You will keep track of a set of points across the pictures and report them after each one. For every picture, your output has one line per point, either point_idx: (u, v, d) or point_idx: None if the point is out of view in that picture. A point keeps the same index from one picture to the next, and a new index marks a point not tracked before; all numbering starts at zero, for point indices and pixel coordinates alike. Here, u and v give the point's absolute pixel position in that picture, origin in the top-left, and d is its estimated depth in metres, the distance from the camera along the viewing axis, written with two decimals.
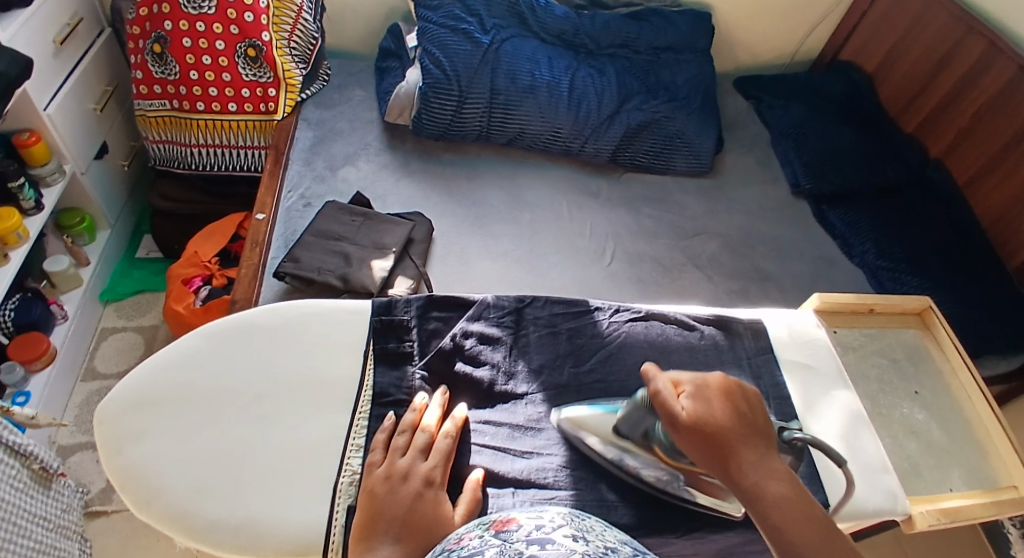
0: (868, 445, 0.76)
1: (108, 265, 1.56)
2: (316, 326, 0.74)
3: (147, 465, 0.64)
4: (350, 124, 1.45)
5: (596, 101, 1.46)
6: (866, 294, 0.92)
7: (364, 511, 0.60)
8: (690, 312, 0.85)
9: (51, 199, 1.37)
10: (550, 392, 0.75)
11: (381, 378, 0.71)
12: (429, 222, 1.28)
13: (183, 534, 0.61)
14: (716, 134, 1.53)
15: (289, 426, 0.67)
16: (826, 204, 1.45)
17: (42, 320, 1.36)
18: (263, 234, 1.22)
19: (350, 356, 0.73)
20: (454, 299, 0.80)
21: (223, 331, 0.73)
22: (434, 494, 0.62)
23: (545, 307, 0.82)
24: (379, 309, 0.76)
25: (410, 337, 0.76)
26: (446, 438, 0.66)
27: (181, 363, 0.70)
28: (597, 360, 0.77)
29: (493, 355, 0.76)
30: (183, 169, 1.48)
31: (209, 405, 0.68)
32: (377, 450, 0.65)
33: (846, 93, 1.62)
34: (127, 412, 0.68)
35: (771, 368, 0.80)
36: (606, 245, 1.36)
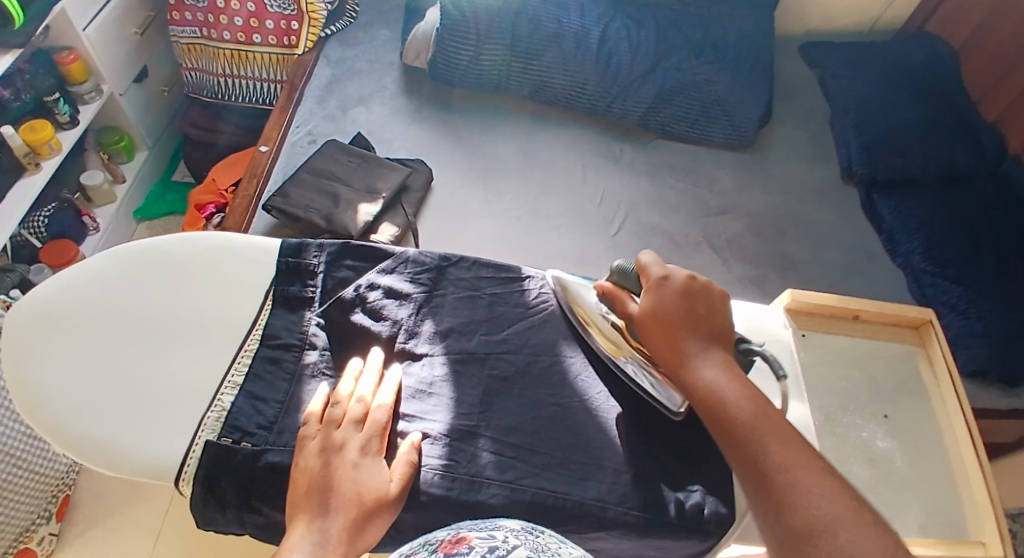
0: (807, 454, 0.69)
1: (143, 186, 1.64)
2: (225, 260, 0.74)
3: (37, 376, 0.64)
4: (371, 64, 1.42)
5: (628, 56, 1.37)
6: (854, 299, 0.85)
7: (299, 489, 0.56)
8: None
9: (87, 116, 1.43)
10: (453, 357, 0.70)
11: (275, 320, 0.71)
12: (429, 171, 1.25)
13: (56, 446, 0.61)
14: (762, 103, 1.39)
15: (176, 355, 0.67)
16: (877, 192, 1.30)
17: (73, 231, 1.44)
18: (263, 165, 1.23)
19: (252, 295, 0.73)
20: (371, 251, 0.78)
21: (137, 254, 0.72)
22: (368, 467, 0.58)
23: (471, 268, 0.78)
24: (288, 251, 0.75)
25: (314, 283, 0.75)
26: (382, 408, 0.63)
27: (81, 278, 0.69)
28: (511, 329, 0.73)
29: (397, 312, 0.73)
30: (211, 98, 1.51)
31: (110, 325, 0.67)
32: (310, 423, 0.61)
33: (926, 69, 1.43)
34: (29, 322, 0.66)
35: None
36: (616, 213, 1.27)
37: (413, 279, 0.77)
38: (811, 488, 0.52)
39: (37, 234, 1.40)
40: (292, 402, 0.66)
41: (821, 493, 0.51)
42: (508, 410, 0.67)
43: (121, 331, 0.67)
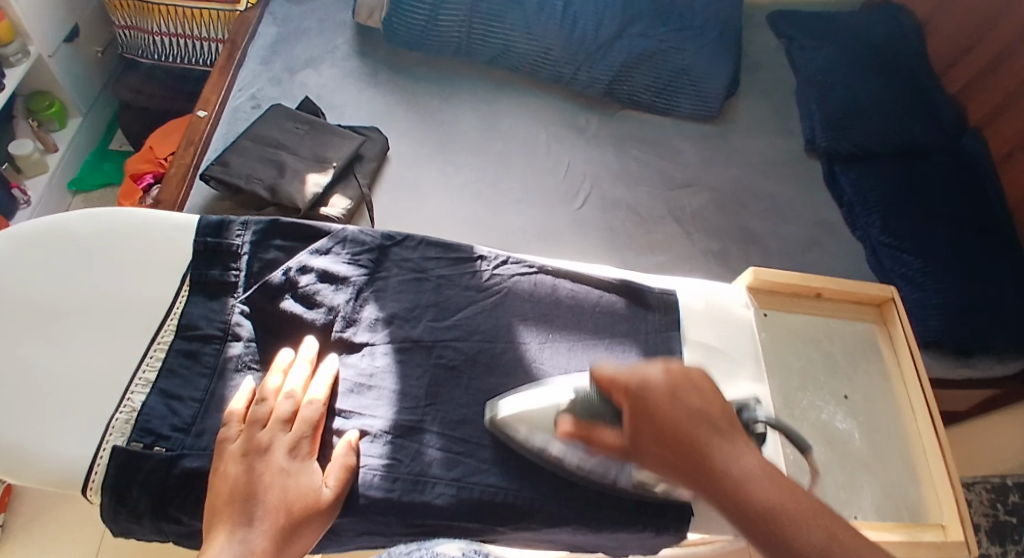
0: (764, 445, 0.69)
1: (78, 155, 1.53)
2: (134, 241, 0.69)
3: None
4: (319, 24, 1.33)
5: (594, 24, 1.30)
6: (814, 276, 0.83)
7: (218, 495, 0.53)
8: (591, 273, 0.75)
9: (14, 79, 1.32)
10: (397, 346, 0.66)
11: (192, 310, 0.66)
12: (385, 139, 1.20)
13: None
14: (730, 72, 1.35)
15: (78, 348, 0.62)
16: (840, 165, 1.26)
17: (3, 204, 1.34)
18: (200, 133, 1.14)
19: (168, 279, 0.68)
20: (300, 229, 0.73)
21: (36, 238, 0.67)
22: (297, 471, 0.56)
23: (417, 248, 0.73)
24: (208, 230, 0.69)
25: (237, 266, 0.69)
26: (314, 407, 0.60)
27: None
28: (460, 314, 0.69)
29: (333, 297, 0.68)
30: (148, 58, 1.41)
31: (3, 317, 0.63)
32: (232, 423, 0.58)
33: (894, 39, 1.40)
34: None
35: (674, 348, 0.71)
36: (578, 187, 1.23)
37: (352, 260, 0.71)
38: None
39: None
40: (214, 399, 0.62)
41: None
42: (456, 401, 0.64)
43: (16, 324, 0.62)
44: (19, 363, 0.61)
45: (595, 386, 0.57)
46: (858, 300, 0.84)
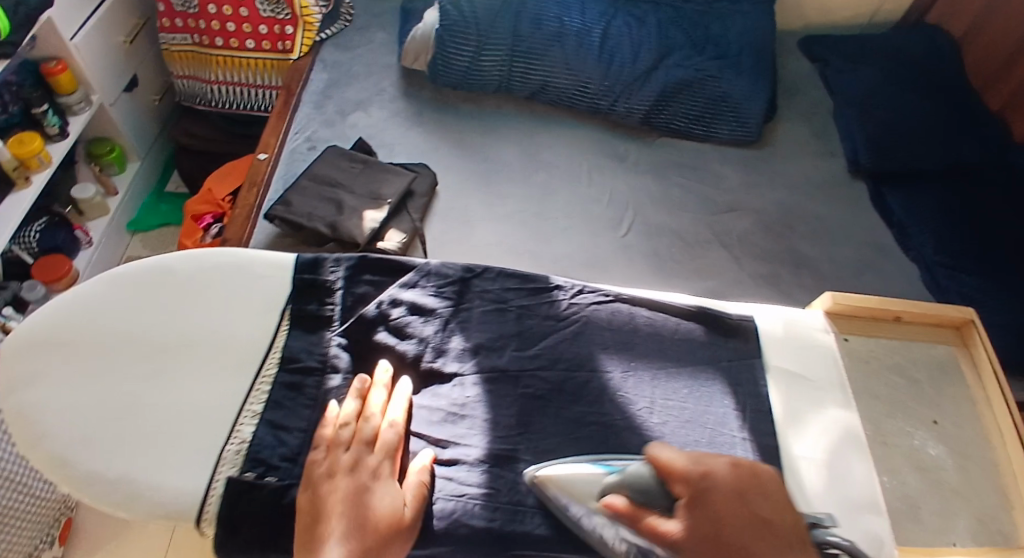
0: (856, 470, 0.69)
1: (136, 198, 1.59)
2: (234, 280, 0.74)
3: (40, 408, 0.64)
4: (366, 69, 1.39)
5: (631, 54, 1.34)
6: (893, 300, 0.86)
7: (309, 516, 0.58)
8: (666, 300, 0.79)
9: (78, 127, 1.39)
10: (485, 374, 0.71)
11: (293, 343, 0.71)
12: (433, 174, 1.23)
13: (63, 484, 0.61)
14: (768, 98, 1.37)
15: (185, 383, 0.67)
16: (886, 185, 1.28)
17: (66, 246, 1.40)
18: (263, 173, 1.19)
19: (267, 315, 0.73)
20: (389, 263, 0.80)
21: (143, 279, 0.73)
22: (382, 488, 0.60)
23: (495, 280, 0.79)
24: (304, 267, 0.76)
25: (331, 300, 0.75)
26: (393, 428, 0.65)
27: (80, 303, 0.70)
28: (543, 343, 0.73)
29: (423, 329, 0.74)
30: (204, 106, 1.48)
31: (116, 353, 0.68)
32: (319, 448, 0.63)
33: (931, 58, 1.41)
34: (32, 352, 0.67)
35: (755, 376, 0.74)
36: (622, 215, 1.25)
37: (437, 292, 0.78)
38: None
39: (28, 249, 1.36)
40: (319, 430, 0.66)
41: None
42: (546, 430, 0.68)
43: (128, 360, 0.67)
44: (132, 398, 0.65)
45: (652, 470, 0.59)
46: (939, 324, 0.86)
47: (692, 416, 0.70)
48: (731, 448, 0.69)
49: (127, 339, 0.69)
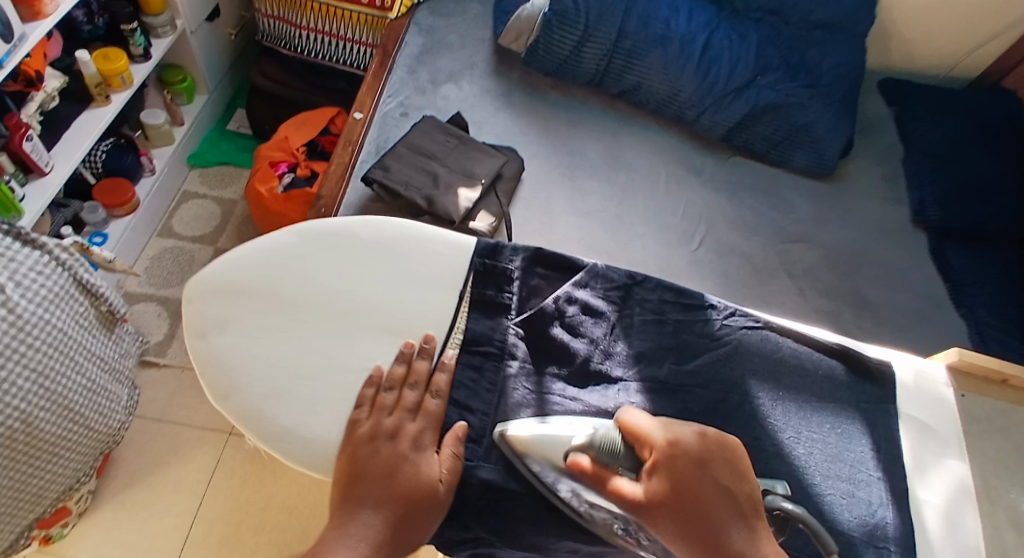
0: (968, 522, 0.76)
1: (200, 131, 1.57)
2: (410, 252, 0.80)
3: (233, 357, 0.73)
4: (461, 39, 1.37)
5: (728, 69, 1.35)
6: (1005, 363, 0.90)
7: (343, 471, 0.66)
8: (812, 335, 0.85)
9: (159, 51, 1.35)
10: (646, 383, 0.78)
11: (475, 326, 0.78)
12: (520, 161, 1.21)
13: (263, 429, 0.70)
14: (848, 136, 1.40)
15: (364, 347, 0.74)
16: (949, 240, 1.34)
17: (131, 171, 1.38)
18: (357, 134, 1.19)
19: (442, 291, 0.79)
20: (564, 260, 0.85)
21: (322, 239, 0.80)
22: (421, 456, 0.66)
23: (655, 290, 0.85)
24: (485, 253, 0.82)
25: (510, 288, 0.81)
26: (438, 399, 0.71)
27: (265, 259, 0.78)
28: (699, 360, 0.80)
29: (593, 329, 0.82)
30: (290, 50, 1.46)
31: (298, 311, 0.75)
32: (364, 406, 0.70)
33: (1007, 122, 1.47)
34: (222, 301, 0.75)
35: (889, 421, 0.80)
36: (696, 229, 1.27)
37: (604, 295, 0.85)
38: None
39: (92, 169, 1.34)
40: (499, 413, 0.73)
41: None
42: None
43: (309, 320, 0.75)
44: (319, 356, 0.74)
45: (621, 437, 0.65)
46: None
47: (834, 450, 0.77)
48: (868, 486, 0.76)
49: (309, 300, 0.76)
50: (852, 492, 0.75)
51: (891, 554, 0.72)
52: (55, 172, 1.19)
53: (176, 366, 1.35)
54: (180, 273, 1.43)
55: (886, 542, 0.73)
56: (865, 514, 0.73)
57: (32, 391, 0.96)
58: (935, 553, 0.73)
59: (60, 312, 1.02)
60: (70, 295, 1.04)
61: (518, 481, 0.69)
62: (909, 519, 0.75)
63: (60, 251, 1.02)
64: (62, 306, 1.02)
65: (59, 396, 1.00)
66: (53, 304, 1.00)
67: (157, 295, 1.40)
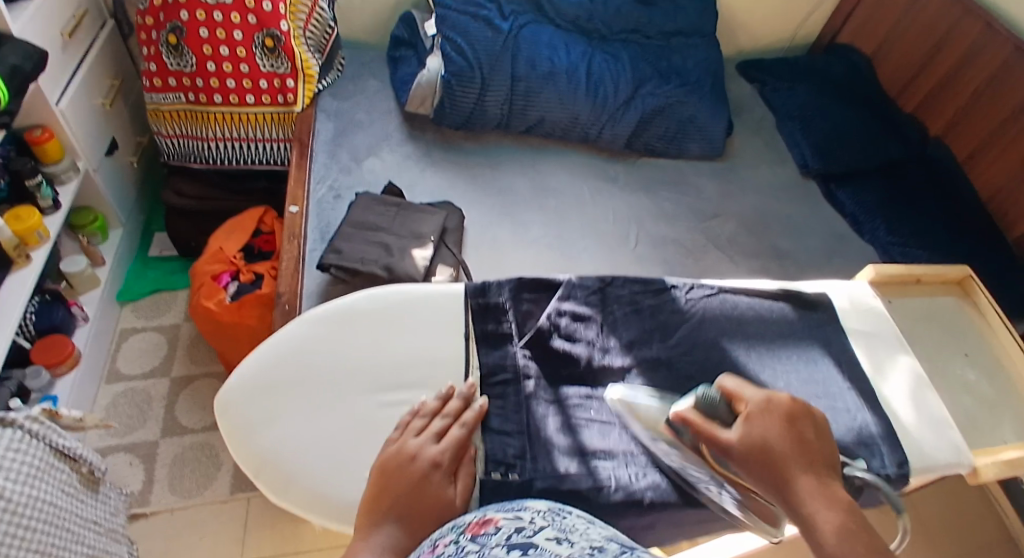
0: (932, 402, 0.88)
1: (122, 265, 1.53)
2: (415, 308, 0.87)
3: (280, 449, 0.76)
4: (368, 116, 1.45)
5: (613, 87, 1.49)
6: (914, 267, 1.06)
7: (372, 488, 0.66)
8: (758, 288, 0.96)
9: (67, 197, 1.33)
10: (645, 364, 0.87)
11: (487, 358, 0.84)
12: (460, 212, 1.28)
13: (330, 505, 0.74)
14: (727, 118, 1.58)
15: (401, 400, 0.79)
16: (835, 183, 1.52)
17: (64, 324, 1.32)
18: (299, 227, 1.21)
19: (454, 335, 0.85)
20: (541, 282, 0.93)
21: (331, 319, 0.85)
22: (441, 477, 0.67)
23: (625, 286, 0.94)
24: (475, 293, 0.89)
25: (507, 318, 0.88)
26: (462, 428, 0.72)
27: (285, 351, 0.82)
28: (681, 333, 0.89)
29: (587, 332, 0.89)
30: (201, 163, 1.47)
31: (328, 387, 0.80)
32: (397, 429, 0.72)
33: (849, 75, 1.71)
34: (255, 401, 0.79)
35: (841, 337, 0.92)
36: (629, 230, 1.38)
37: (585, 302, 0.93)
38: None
39: (24, 334, 1.27)
40: (530, 428, 0.79)
41: None
42: None
43: (342, 391, 0.80)
44: (363, 421, 0.78)
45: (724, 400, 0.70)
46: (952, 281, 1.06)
47: (812, 376, 0.87)
48: (843, 395, 0.86)
49: (336, 374, 0.81)
50: (833, 405, 0.84)
51: (881, 447, 0.81)
52: None
53: (166, 509, 1.24)
54: (142, 414, 1.36)
55: (875, 434, 0.83)
56: (850, 420, 0.83)
57: None
58: (914, 433, 0.84)
59: (45, 484, 0.94)
60: (50, 465, 0.96)
61: (568, 481, 0.75)
62: (886, 414, 0.85)
63: (30, 422, 0.94)
64: (44, 479, 0.94)
65: None
66: (35, 480, 0.92)
67: (124, 443, 1.31)
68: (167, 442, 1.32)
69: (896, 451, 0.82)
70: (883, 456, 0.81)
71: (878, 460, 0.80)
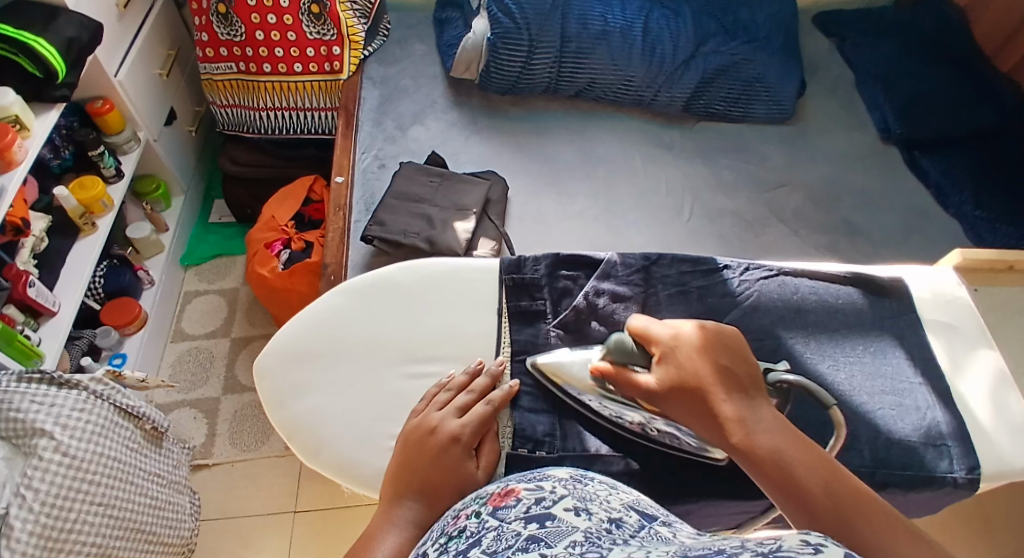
0: (1013, 403, 0.80)
1: (185, 230, 1.60)
2: (447, 281, 0.86)
3: (310, 418, 0.78)
4: (414, 82, 1.43)
5: (671, 45, 1.40)
6: (1006, 252, 0.96)
7: (396, 461, 0.66)
8: (825, 271, 0.89)
9: (130, 166, 1.39)
10: None
11: (519, 336, 0.82)
12: (504, 182, 1.25)
13: (354, 475, 0.75)
14: (799, 76, 1.46)
15: (429, 376, 0.79)
16: (918, 149, 1.40)
17: (131, 286, 1.39)
18: (345, 198, 1.22)
19: (487, 312, 0.84)
20: (581, 259, 0.90)
21: (364, 290, 0.85)
22: (461, 451, 0.66)
23: (672, 265, 0.90)
24: (510, 268, 0.87)
25: (541, 296, 0.86)
26: (487, 404, 0.72)
27: (318, 320, 0.83)
28: (731, 318, 0.84)
29: (626, 312, 0.85)
30: (253, 133, 1.49)
31: (358, 359, 0.81)
32: (423, 401, 0.73)
33: (939, 26, 1.55)
34: (288, 369, 0.81)
35: (915, 329, 0.85)
36: (683, 200, 1.31)
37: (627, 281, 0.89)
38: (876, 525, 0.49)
39: (94, 296, 1.35)
40: (561, 408, 0.78)
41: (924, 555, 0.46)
42: None
43: (371, 363, 0.80)
44: (389, 394, 0.79)
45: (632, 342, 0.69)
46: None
47: (873, 370, 0.81)
48: (913, 392, 0.80)
49: (366, 345, 0.81)
50: (900, 402, 0.79)
51: (952, 448, 0.76)
52: (63, 308, 1.20)
53: (226, 461, 1.31)
54: (205, 372, 1.43)
55: (944, 436, 0.77)
56: (918, 419, 0.78)
57: (101, 522, 0.97)
58: (991, 437, 0.77)
59: (109, 441, 1.02)
60: (114, 423, 1.04)
61: (598, 461, 0.75)
62: (959, 413, 0.79)
63: (94, 384, 1.02)
64: (109, 436, 1.02)
65: (129, 521, 1.02)
66: (100, 436, 1.00)
67: (188, 399, 1.39)
68: (227, 400, 1.39)
69: (967, 457, 0.76)
70: (952, 458, 0.75)
71: (946, 461, 0.75)
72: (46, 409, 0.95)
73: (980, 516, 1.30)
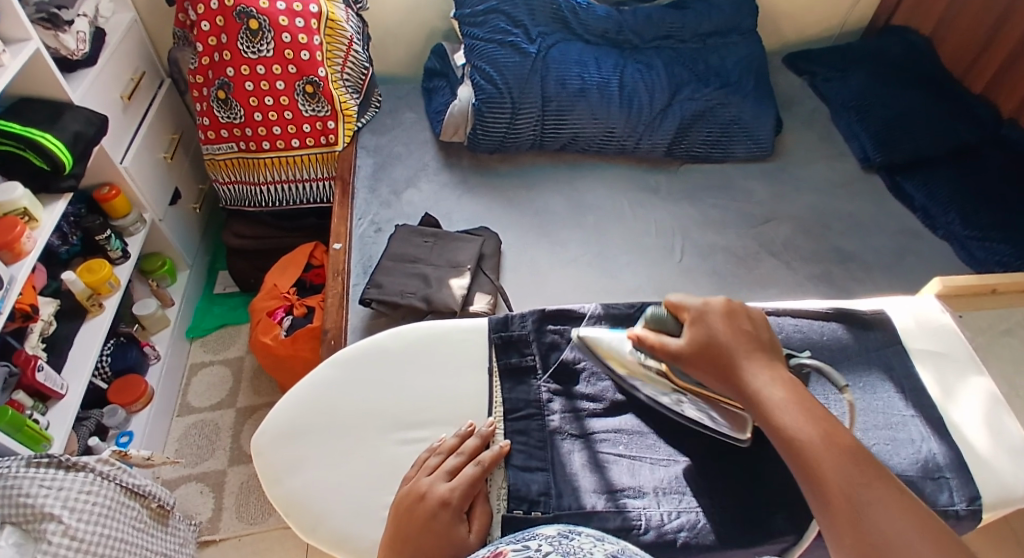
0: (1010, 426, 0.81)
1: (191, 304, 1.63)
2: (437, 344, 0.88)
3: (305, 494, 0.79)
4: (406, 147, 1.49)
5: (647, 96, 1.46)
6: (988, 276, 1.01)
7: (391, 529, 0.68)
8: (806, 308, 0.91)
9: (135, 246, 1.43)
10: None
11: (511, 394, 0.84)
12: (496, 235, 1.28)
13: (351, 548, 0.75)
14: (774, 115, 1.51)
15: (426, 441, 0.80)
16: (900, 175, 1.43)
17: (138, 363, 1.41)
18: (342, 263, 1.25)
19: (478, 371, 0.85)
20: (567, 312, 0.92)
21: (355, 360, 0.87)
22: (451, 515, 0.68)
23: None
24: (498, 327, 0.89)
25: (530, 351, 0.88)
26: (475, 466, 0.73)
27: (312, 394, 0.85)
28: None
29: None
30: (255, 207, 1.52)
31: (352, 429, 0.82)
32: (415, 466, 0.74)
33: (908, 56, 1.60)
34: (282, 446, 0.82)
35: (902, 360, 0.86)
36: (673, 241, 1.33)
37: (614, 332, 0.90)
38: (871, 496, 0.56)
39: (102, 375, 1.37)
40: (555, 465, 0.79)
41: (885, 513, 0.56)
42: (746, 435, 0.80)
43: (366, 432, 0.82)
44: (385, 463, 0.80)
45: (668, 311, 0.75)
46: None
47: (865, 405, 0.82)
48: (906, 425, 0.80)
49: (360, 416, 0.83)
50: (895, 436, 0.79)
51: (950, 480, 0.76)
52: (71, 391, 1.22)
53: (233, 535, 1.31)
54: (211, 445, 1.44)
55: (942, 468, 0.77)
56: (914, 452, 0.78)
57: None
58: (991, 464, 0.77)
59: (115, 523, 1.02)
60: (121, 503, 1.04)
61: (595, 517, 0.74)
62: (955, 443, 0.79)
63: (101, 464, 1.03)
64: (115, 517, 1.02)
65: None
66: (106, 518, 1.01)
67: (195, 473, 1.39)
68: (234, 471, 1.40)
69: (967, 486, 0.76)
70: (951, 491, 0.75)
71: (946, 494, 0.75)
72: (54, 493, 0.96)
73: (1007, 537, 1.27)
